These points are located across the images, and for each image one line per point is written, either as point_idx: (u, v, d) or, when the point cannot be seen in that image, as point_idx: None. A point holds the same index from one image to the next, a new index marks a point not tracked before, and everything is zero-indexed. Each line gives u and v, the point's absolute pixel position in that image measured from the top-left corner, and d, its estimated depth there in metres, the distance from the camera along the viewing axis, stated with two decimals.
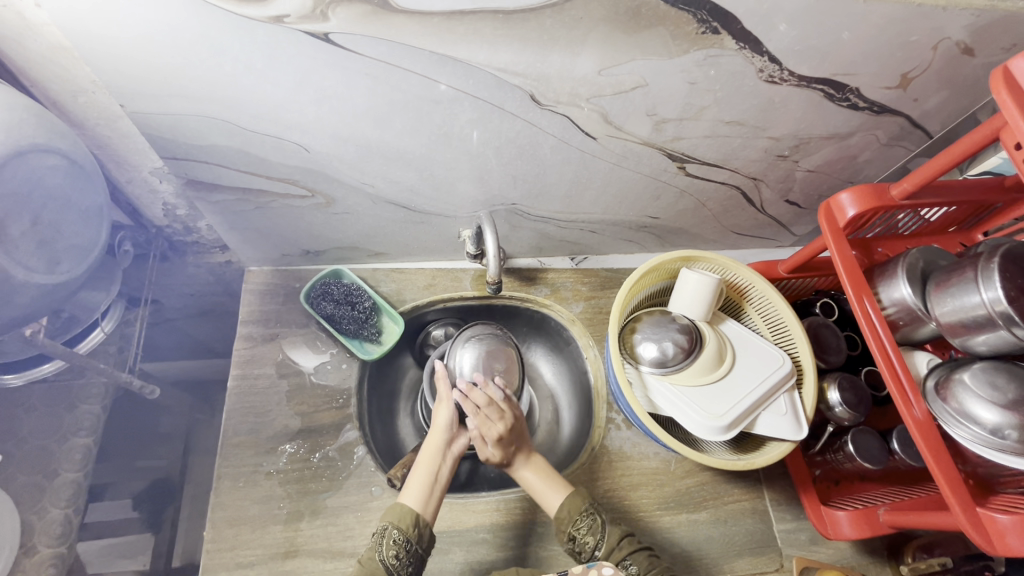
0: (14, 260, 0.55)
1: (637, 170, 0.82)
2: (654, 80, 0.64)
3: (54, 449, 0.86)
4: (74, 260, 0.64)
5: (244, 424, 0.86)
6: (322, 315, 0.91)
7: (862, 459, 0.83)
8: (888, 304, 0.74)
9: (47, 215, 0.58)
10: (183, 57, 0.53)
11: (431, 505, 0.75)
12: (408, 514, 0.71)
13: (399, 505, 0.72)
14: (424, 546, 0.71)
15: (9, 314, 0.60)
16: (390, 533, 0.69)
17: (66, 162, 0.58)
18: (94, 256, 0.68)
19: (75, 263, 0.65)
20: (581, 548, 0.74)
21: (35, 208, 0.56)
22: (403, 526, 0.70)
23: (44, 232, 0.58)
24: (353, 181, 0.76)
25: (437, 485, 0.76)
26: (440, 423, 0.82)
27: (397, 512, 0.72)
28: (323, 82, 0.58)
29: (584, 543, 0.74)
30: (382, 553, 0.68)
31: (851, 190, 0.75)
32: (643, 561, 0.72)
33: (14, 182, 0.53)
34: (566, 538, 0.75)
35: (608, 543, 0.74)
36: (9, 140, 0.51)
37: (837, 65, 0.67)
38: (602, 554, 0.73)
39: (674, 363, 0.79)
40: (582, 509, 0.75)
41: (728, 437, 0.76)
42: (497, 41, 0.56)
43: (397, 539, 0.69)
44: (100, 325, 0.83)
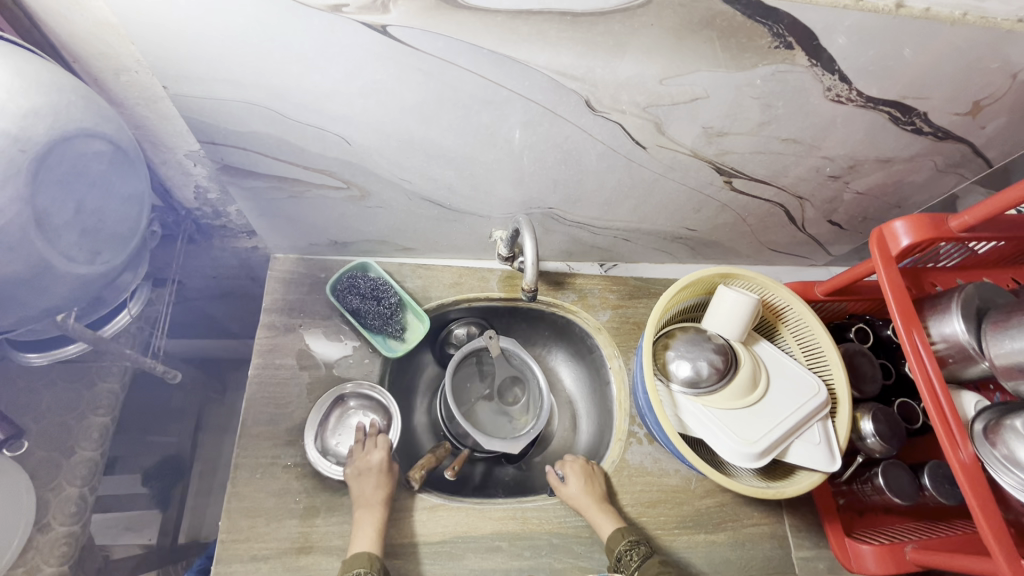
0: (57, 250, 0.54)
1: (682, 182, 0.79)
2: (715, 93, 0.62)
3: (73, 426, 0.85)
4: (115, 250, 0.63)
5: (263, 414, 0.84)
6: (347, 308, 0.89)
7: (892, 494, 0.80)
8: (938, 339, 0.71)
9: (91, 202, 0.56)
10: (234, 42, 0.51)
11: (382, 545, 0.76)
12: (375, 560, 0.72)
13: (361, 555, 0.72)
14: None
15: (45, 303, 0.58)
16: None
17: (111, 148, 0.57)
18: (133, 245, 0.66)
19: (116, 253, 0.64)
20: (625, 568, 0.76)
21: (81, 193, 0.55)
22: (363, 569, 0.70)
23: (88, 220, 0.57)
24: (391, 176, 0.74)
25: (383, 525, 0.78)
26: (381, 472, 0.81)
27: (362, 559, 0.71)
28: (374, 75, 0.56)
29: (629, 563, 0.76)
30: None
31: (907, 218, 0.72)
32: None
33: (61, 168, 0.52)
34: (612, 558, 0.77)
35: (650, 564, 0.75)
36: (57, 125, 0.50)
37: (908, 88, 0.63)
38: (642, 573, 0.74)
39: (708, 384, 0.77)
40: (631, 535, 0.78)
41: (760, 464, 0.74)
42: (560, 44, 0.53)
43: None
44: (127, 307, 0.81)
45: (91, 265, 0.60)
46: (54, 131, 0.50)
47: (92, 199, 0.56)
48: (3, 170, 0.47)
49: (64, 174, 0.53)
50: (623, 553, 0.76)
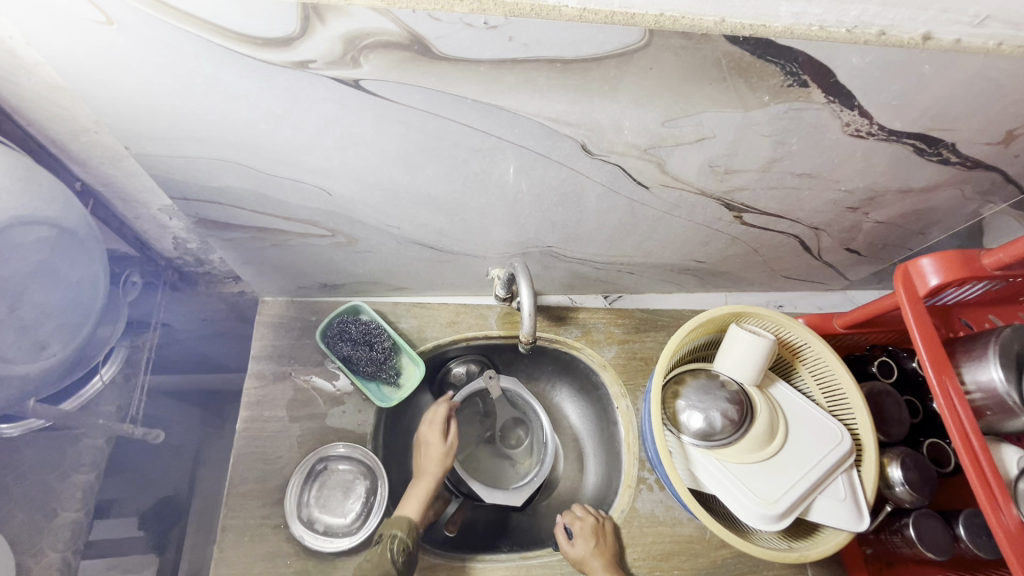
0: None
1: (688, 219, 0.74)
2: (723, 133, 0.57)
3: (55, 485, 0.81)
4: (64, 338, 0.62)
5: (251, 471, 0.80)
6: (339, 356, 0.85)
7: (924, 548, 0.75)
8: (972, 388, 0.66)
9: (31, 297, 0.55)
10: (197, 104, 0.47)
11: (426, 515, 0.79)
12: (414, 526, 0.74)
13: (404, 517, 0.75)
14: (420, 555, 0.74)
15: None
16: (399, 541, 0.72)
17: (55, 233, 0.56)
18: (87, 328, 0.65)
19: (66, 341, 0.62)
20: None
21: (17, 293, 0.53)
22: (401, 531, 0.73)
23: (26, 315, 0.55)
24: (378, 224, 0.70)
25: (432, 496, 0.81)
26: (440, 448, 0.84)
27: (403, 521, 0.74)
28: (350, 128, 0.52)
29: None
30: (393, 555, 0.70)
31: (935, 256, 0.66)
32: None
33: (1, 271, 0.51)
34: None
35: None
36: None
37: (935, 120, 0.58)
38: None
39: (722, 436, 0.72)
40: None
41: (781, 525, 0.69)
42: (551, 91, 0.48)
43: (405, 546, 0.72)
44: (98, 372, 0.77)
45: (36, 361, 0.59)
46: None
47: (32, 293, 0.55)
48: None
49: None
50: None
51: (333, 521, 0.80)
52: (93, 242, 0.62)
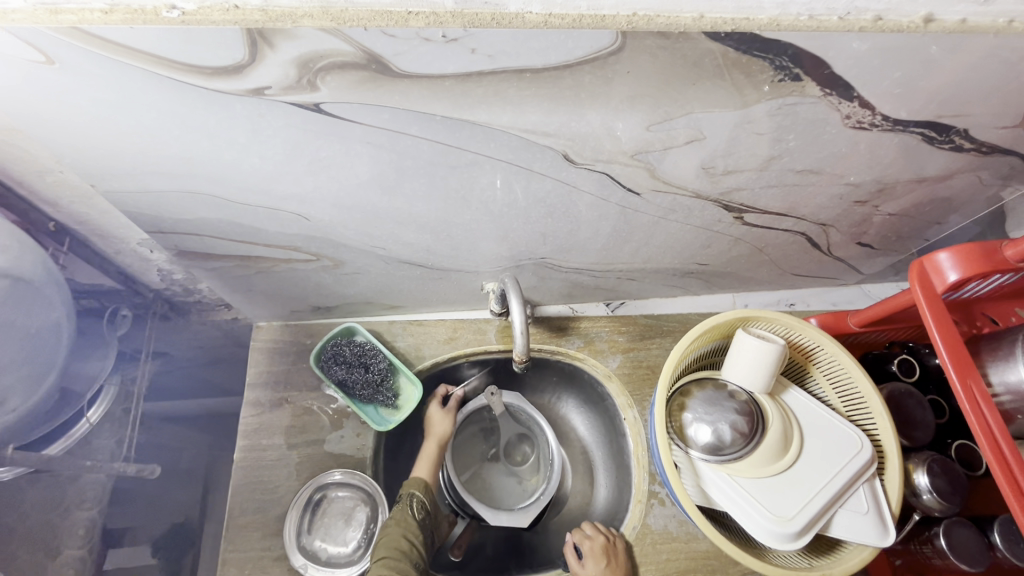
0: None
1: (685, 222, 0.71)
2: (714, 133, 0.53)
3: (58, 523, 0.81)
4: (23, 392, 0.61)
5: (250, 502, 0.79)
6: (334, 380, 0.83)
7: (957, 559, 0.70)
8: (1001, 389, 0.61)
9: None
10: (155, 138, 0.46)
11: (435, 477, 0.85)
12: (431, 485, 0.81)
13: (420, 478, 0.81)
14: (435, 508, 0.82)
15: None
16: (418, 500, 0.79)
17: (10, 283, 0.55)
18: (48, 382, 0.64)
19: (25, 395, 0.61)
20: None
21: None
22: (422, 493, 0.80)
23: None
24: (362, 245, 0.67)
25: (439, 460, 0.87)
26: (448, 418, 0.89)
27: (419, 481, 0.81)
28: (318, 153, 0.50)
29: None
30: (414, 510, 0.77)
31: (952, 249, 0.62)
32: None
33: None
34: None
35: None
36: None
37: (944, 106, 0.54)
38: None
39: (733, 449, 0.68)
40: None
41: (800, 543, 0.65)
42: (524, 101, 0.45)
43: (423, 504, 0.79)
44: (84, 415, 0.77)
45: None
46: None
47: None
48: None
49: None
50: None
51: (336, 550, 0.79)
52: (53, 287, 0.62)
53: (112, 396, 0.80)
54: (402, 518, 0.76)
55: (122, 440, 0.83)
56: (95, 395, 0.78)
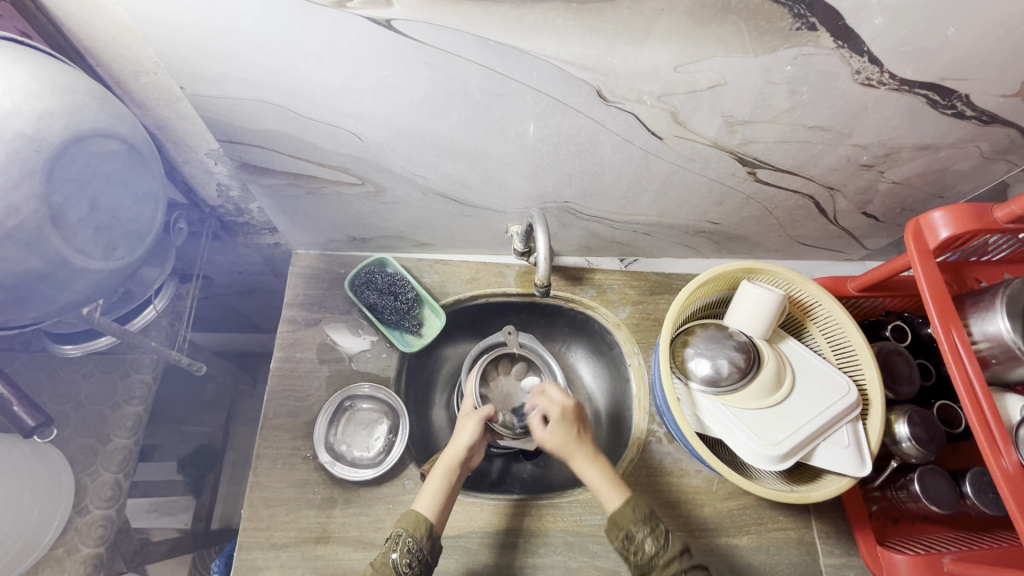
0: (73, 246, 0.56)
1: (702, 174, 0.77)
2: (734, 80, 0.59)
3: (108, 414, 0.89)
4: (131, 245, 0.64)
5: (284, 407, 0.86)
6: (366, 304, 0.91)
7: (928, 501, 0.76)
8: (979, 338, 0.67)
9: (107, 200, 0.57)
10: (243, 43, 0.52)
11: (445, 515, 0.73)
12: (423, 524, 0.69)
13: (414, 514, 0.71)
14: (432, 556, 0.69)
15: (67, 297, 0.60)
16: (404, 541, 0.68)
17: (126, 147, 0.58)
18: (151, 238, 0.67)
19: (132, 248, 0.64)
20: (638, 549, 0.67)
21: (94, 193, 0.56)
22: (416, 534, 0.69)
23: (103, 218, 0.58)
24: (403, 172, 0.74)
25: (452, 494, 0.75)
26: (465, 438, 0.79)
27: (412, 519, 0.70)
28: (381, 70, 0.56)
29: (642, 546, 0.67)
30: (396, 558, 0.66)
31: (946, 209, 0.68)
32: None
33: (76, 167, 0.53)
34: (621, 535, 0.68)
35: (670, 551, 0.66)
36: (71, 124, 0.52)
37: (947, 68, 0.59)
38: (661, 560, 0.66)
39: (729, 382, 0.75)
40: (644, 515, 0.69)
41: (783, 467, 0.71)
42: (568, 32, 0.52)
43: (410, 548, 0.67)
44: (152, 303, 0.85)
45: (107, 260, 0.61)
46: (68, 132, 0.52)
47: (106, 198, 0.57)
48: (16, 173, 0.49)
49: (77, 175, 0.54)
50: (640, 533, 0.67)
51: (360, 454, 0.86)
52: (154, 157, 0.63)
53: (172, 291, 0.89)
54: (379, 568, 0.66)
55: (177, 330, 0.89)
56: (161, 287, 0.86)
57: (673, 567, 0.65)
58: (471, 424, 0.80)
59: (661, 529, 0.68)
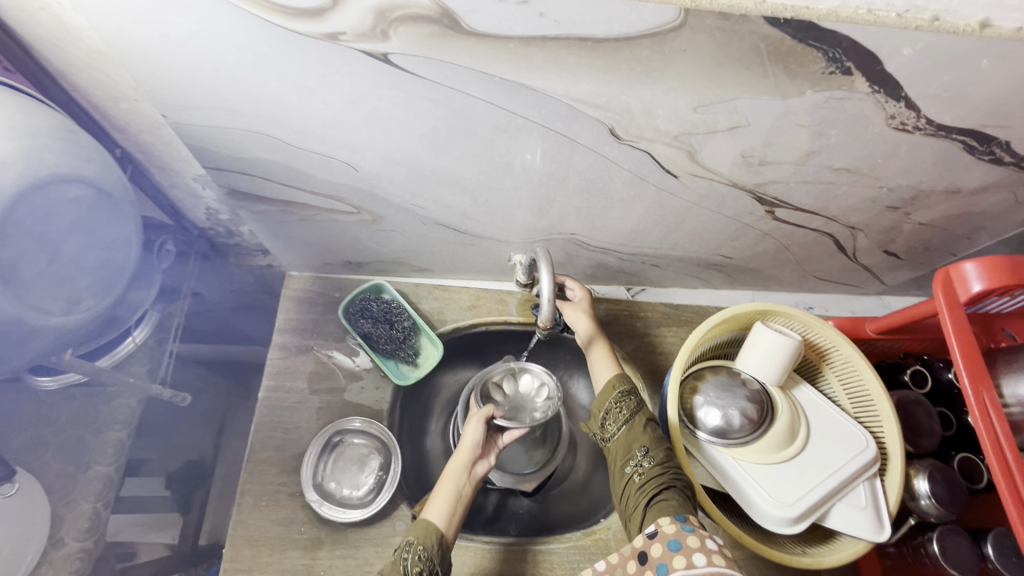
0: (28, 304, 0.52)
1: (717, 211, 0.72)
2: (758, 121, 0.55)
3: (89, 440, 0.85)
4: (98, 294, 0.60)
5: (271, 440, 0.82)
6: (360, 332, 0.87)
7: (948, 565, 0.71)
8: (1012, 401, 0.63)
9: (66, 253, 0.54)
10: (229, 73, 0.48)
11: (456, 526, 0.67)
12: (433, 533, 0.64)
13: (424, 522, 0.65)
14: (445, 568, 0.63)
15: (27, 356, 0.57)
16: (415, 550, 0.62)
17: (92, 192, 0.55)
18: (122, 283, 0.63)
19: (100, 296, 0.61)
20: (606, 434, 0.72)
21: (52, 247, 0.52)
22: (427, 544, 0.63)
23: (65, 269, 0.54)
24: (402, 202, 0.70)
25: (462, 503, 0.69)
26: (468, 439, 0.72)
27: (421, 528, 0.65)
28: (378, 104, 0.52)
29: (608, 429, 0.71)
30: (407, 564, 0.61)
31: (980, 261, 0.63)
32: (659, 455, 0.66)
33: (29, 219, 0.49)
34: (598, 418, 0.73)
35: (631, 421, 0.70)
36: (27, 172, 0.48)
37: (989, 115, 0.55)
38: (621, 432, 0.70)
39: (740, 435, 0.70)
40: (617, 390, 0.73)
41: (796, 529, 0.67)
42: (580, 71, 0.48)
43: (421, 558, 0.62)
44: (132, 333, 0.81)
45: (69, 314, 0.57)
46: (26, 177, 0.48)
47: (71, 245, 0.54)
48: None
49: (40, 226, 0.50)
50: (614, 404, 0.71)
51: (349, 492, 0.81)
52: (126, 203, 0.60)
53: (155, 319, 0.84)
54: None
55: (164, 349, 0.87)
56: (142, 317, 0.82)
57: (631, 434, 0.68)
58: (473, 422, 0.74)
59: (636, 399, 0.72)
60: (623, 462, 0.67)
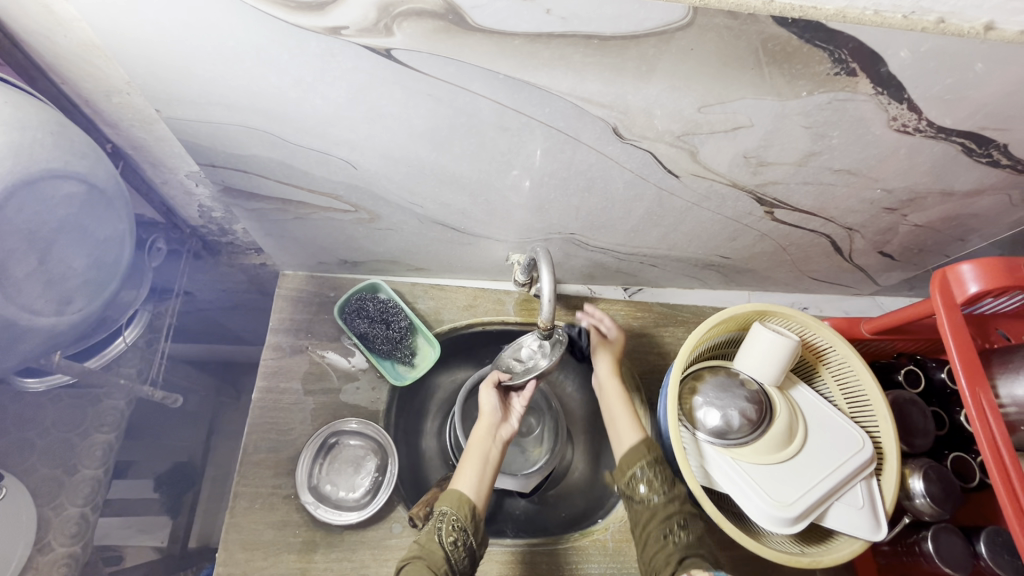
0: (17, 304, 0.51)
1: (717, 211, 0.72)
2: (761, 122, 0.55)
3: (76, 442, 0.83)
4: (89, 295, 0.59)
5: (265, 441, 0.81)
6: (356, 332, 0.86)
7: (942, 563, 0.72)
8: (1007, 402, 0.64)
9: (56, 253, 0.52)
10: (227, 67, 0.47)
11: (486, 491, 0.69)
12: (466, 501, 0.66)
13: (455, 490, 0.67)
14: (481, 536, 0.65)
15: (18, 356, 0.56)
16: (449, 520, 0.64)
17: (84, 189, 0.53)
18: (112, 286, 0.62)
19: (91, 298, 0.59)
20: (638, 495, 0.70)
21: (43, 249, 0.51)
22: (461, 512, 0.65)
23: (55, 270, 0.53)
24: (400, 201, 0.69)
25: (490, 467, 0.71)
26: (487, 406, 0.76)
27: (454, 497, 0.66)
28: (379, 101, 0.51)
29: (641, 491, 0.69)
30: (442, 536, 0.63)
31: (977, 263, 0.64)
32: (697, 532, 0.67)
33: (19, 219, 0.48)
34: (625, 476, 0.71)
35: (668, 495, 0.68)
36: (18, 167, 0.46)
37: (988, 118, 0.55)
38: (657, 501, 0.68)
39: (739, 435, 0.71)
40: (650, 461, 0.70)
41: (794, 528, 0.67)
42: (586, 69, 0.47)
43: (455, 527, 0.64)
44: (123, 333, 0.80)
45: (59, 315, 0.56)
46: (15, 174, 0.46)
47: (60, 247, 0.53)
48: None
49: (28, 225, 0.49)
50: (652, 468, 0.70)
51: (345, 494, 0.81)
52: (121, 200, 0.59)
53: (146, 319, 0.83)
54: (426, 547, 0.62)
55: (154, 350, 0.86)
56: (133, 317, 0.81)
57: (668, 508, 0.67)
58: (487, 389, 0.78)
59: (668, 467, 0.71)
60: (657, 535, 0.66)
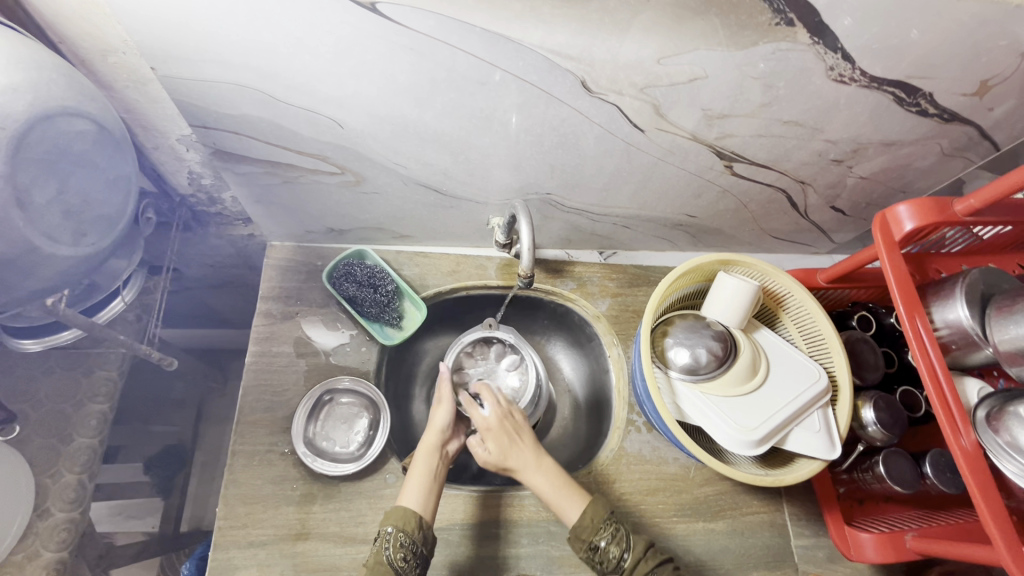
0: (39, 229, 0.55)
1: (682, 166, 0.78)
2: (714, 73, 0.60)
3: (71, 413, 0.85)
4: (100, 231, 0.64)
5: (260, 402, 0.84)
6: (345, 296, 0.89)
7: (892, 482, 0.79)
8: (941, 326, 0.71)
9: (76, 182, 0.57)
10: (220, 23, 0.51)
11: (431, 505, 0.72)
12: (411, 516, 0.68)
13: (401, 508, 0.69)
14: (426, 546, 0.68)
15: (32, 286, 0.60)
16: (396, 537, 0.66)
17: (95, 128, 0.57)
18: (120, 226, 0.67)
19: (102, 234, 0.65)
20: (604, 559, 0.69)
21: (64, 173, 0.56)
22: (408, 528, 0.67)
23: (69, 202, 0.58)
24: (384, 161, 0.73)
25: (435, 482, 0.74)
26: (438, 423, 0.80)
27: (400, 514, 0.68)
28: (364, 56, 0.55)
29: (607, 553, 0.69)
30: (390, 554, 0.65)
31: (911, 202, 0.70)
32: None
33: (41, 146, 0.53)
34: (586, 547, 0.70)
35: (635, 552, 0.68)
36: (38, 105, 0.51)
37: (913, 67, 0.62)
38: (627, 565, 0.68)
39: (706, 370, 0.77)
40: (605, 518, 0.71)
41: (758, 452, 0.74)
42: (554, 20, 0.52)
43: (401, 544, 0.66)
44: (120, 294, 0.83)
45: (76, 246, 0.61)
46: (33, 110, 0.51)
47: (75, 178, 0.57)
48: None
49: (44, 154, 0.53)
50: (604, 539, 0.69)
51: (337, 450, 0.85)
52: (126, 143, 0.63)
53: (140, 283, 0.86)
54: (374, 567, 0.64)
55: (144, 325, 0.88)
56: (128, 278, 0.84)
57: (641, 568, 0.67)
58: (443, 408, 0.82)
59: (620, 526, 0.71)
60: None
